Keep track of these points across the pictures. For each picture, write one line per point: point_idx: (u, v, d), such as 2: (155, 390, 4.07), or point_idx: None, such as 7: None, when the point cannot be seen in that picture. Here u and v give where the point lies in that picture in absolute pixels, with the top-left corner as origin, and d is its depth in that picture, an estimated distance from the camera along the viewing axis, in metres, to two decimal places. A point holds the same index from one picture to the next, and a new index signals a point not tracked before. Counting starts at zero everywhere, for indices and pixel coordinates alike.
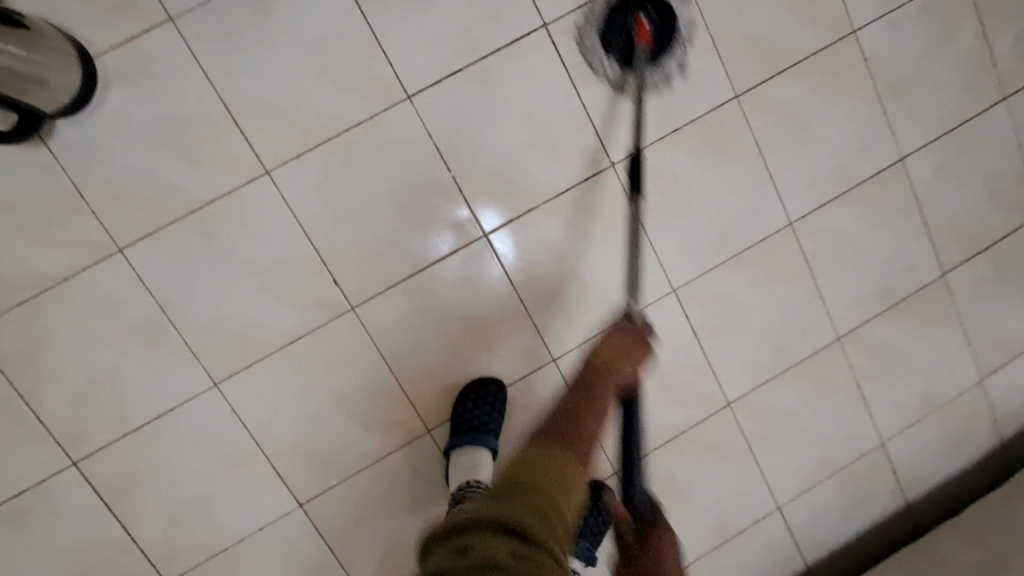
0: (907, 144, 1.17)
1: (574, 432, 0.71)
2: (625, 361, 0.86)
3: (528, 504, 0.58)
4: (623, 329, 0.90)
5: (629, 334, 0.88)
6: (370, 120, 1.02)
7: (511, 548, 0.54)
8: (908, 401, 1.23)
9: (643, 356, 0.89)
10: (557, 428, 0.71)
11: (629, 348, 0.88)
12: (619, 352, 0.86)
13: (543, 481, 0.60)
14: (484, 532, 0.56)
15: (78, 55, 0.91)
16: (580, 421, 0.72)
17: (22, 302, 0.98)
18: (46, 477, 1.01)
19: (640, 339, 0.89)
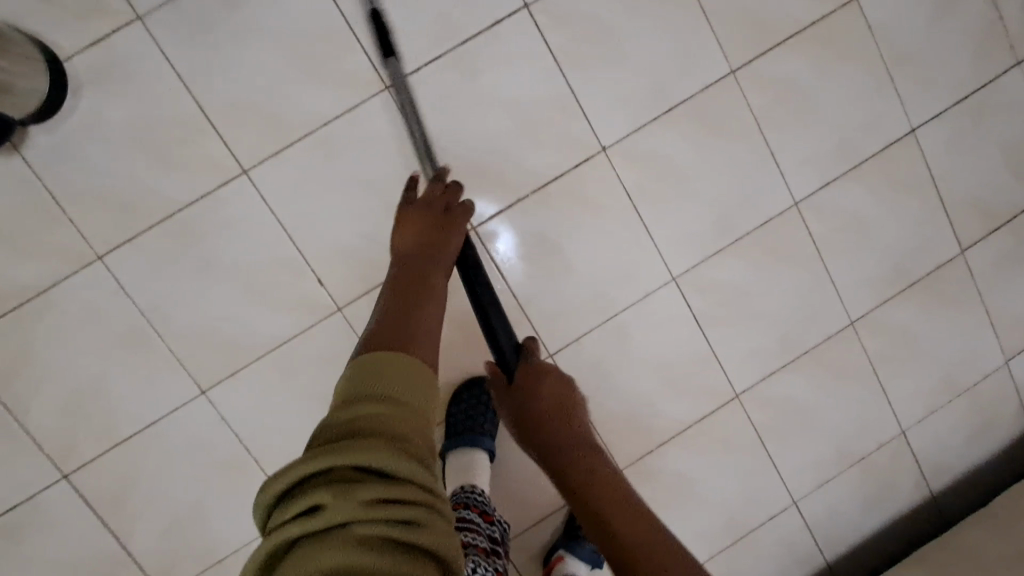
0: (917, 114, 1.11)
1: (395, 335, 0.56)
2: (445, 243, 0.78)
3: (386, 435, 0.44)
4: (430, 209, 0.82)
5: (432, 210, 0.82)
6: (348, 114, 0.98)
7: (376, 492, 0.40)
8: (928, 386, 1.16)
9: (459, 229, 0.80)
10: (377, 336, 0.56)
11: (442, 238, 0.78)
12: (429, 231, 0.79)
13: (389, 392, 0.47)
14: (333, 485, 0.40)
15: (45, 59, 0.89)
16: (412, 321, 0.60)
17: (4, 313, 0.96)
18: (37, 491, 1.00)
19: (445, 203, 0.83)
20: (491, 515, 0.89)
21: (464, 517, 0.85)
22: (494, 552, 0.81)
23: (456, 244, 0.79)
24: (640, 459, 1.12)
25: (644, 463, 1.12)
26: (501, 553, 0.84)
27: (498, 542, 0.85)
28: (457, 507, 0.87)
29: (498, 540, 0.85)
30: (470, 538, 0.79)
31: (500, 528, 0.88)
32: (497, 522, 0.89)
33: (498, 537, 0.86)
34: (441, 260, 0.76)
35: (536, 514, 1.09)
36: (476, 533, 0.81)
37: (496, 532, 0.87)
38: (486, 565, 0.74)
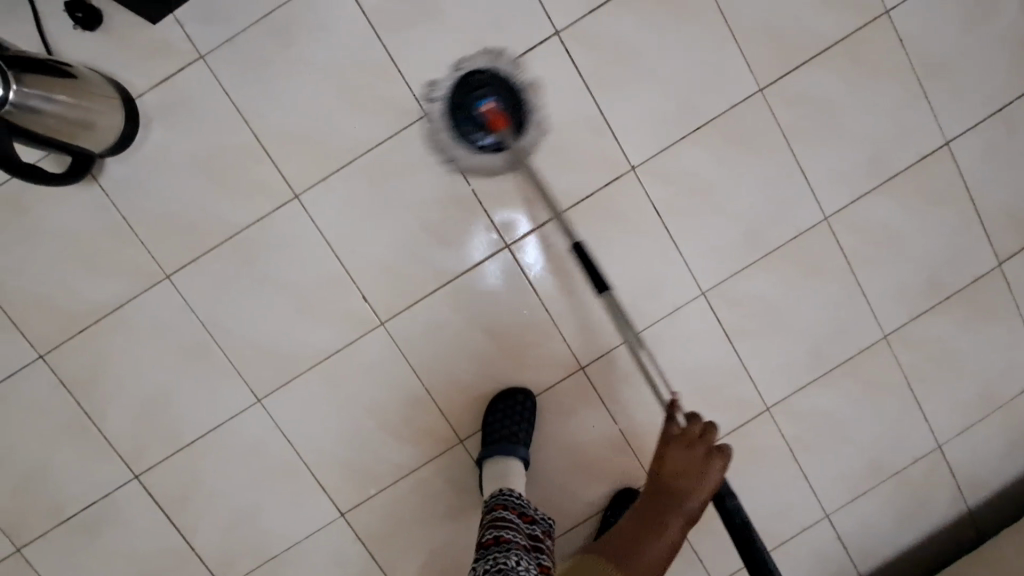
0: (951, 126, 1.10)
1: (622, 540, 0.76)
2: (694, 479, 0.81)
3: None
4: (680, 448, 0.85)
5: (694, 451, 0.84)
6: (389, 140, 1.05)
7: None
8: (965, 400, 1.15)
9: (712, 471, 0.82)
10: (613, 540, 0.77)
11: (695, 475, 0.82)
12: (692, 464, 0.83)
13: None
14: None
15: (120, 97, 0.99)
16: (638, 536, 0.76)
17: (83, 328, 1.06)
18: (112, 489, 1.09)
19: (706, 446, 0.84)
20: (531, 515, 0.96)
21: (505, 518, 0.92)
22: (533, 548, 0.90)
23: (706, 487, 0.81)
24: None
25: None
26: (544, 548, 0.92)
27: (539, 538, 0.93)
28: (498, 510, 0.94)
29: (539, 537, 0.93)
30: (510, 536, 0.87)
31: (540, 526, 0.96)
32: (537, 520, 0.97)
33: (540, 534, 0.94)
34: (685, 488, 0.81)
35: (569, 519, 1.14)
36: (515, 531, 0.89)
37: (536, 530, 0.94)
38: (525, 560, 0.83)
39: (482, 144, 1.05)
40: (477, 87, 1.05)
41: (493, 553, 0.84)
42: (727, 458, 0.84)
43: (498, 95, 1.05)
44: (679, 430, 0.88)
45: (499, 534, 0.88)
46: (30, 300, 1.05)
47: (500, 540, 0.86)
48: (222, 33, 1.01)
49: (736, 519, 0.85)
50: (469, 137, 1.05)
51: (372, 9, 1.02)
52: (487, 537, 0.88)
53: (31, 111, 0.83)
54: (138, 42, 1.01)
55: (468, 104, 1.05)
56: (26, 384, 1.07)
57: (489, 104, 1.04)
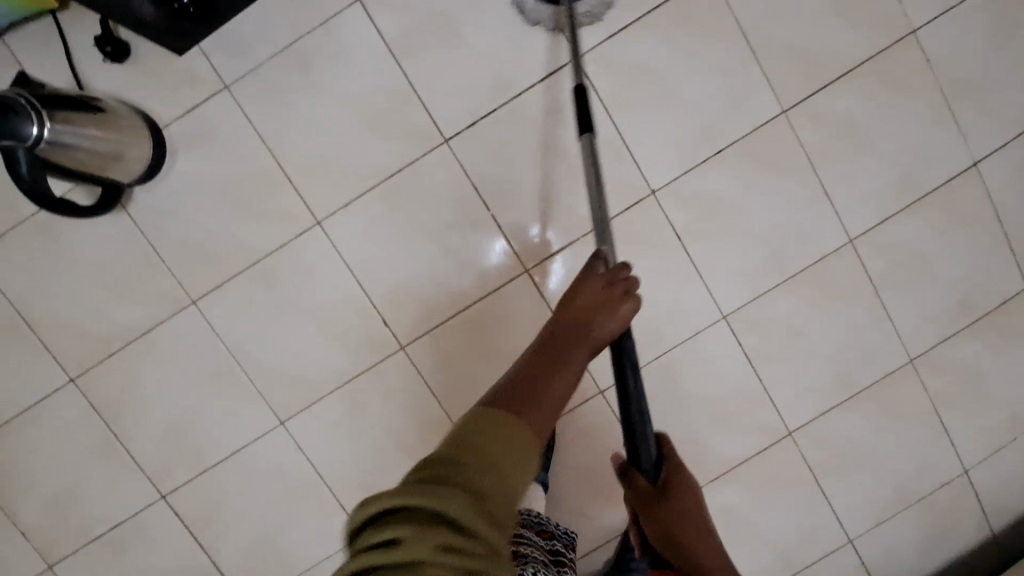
0: (980, 147, 1.08)
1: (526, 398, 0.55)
2: (606, 319, 0.69)
3: (488, 483, 0.45)
4: (598, 287, 0.72)
5: (610, 287, 0.72)
6: (410, 166, 1.05)
7: (446, 542, 0.41)
8: (993, 424, 1.13)
9: (624, 312, 0.70)
10: (507, 394, 0.55)
11: (603, 312, 0.69)
12: (602, 302, 0.70)
13: (492, 453, 0.47)
14: (413, 521, 0.42)
15: (148, 128, 1.01)
16: (541, 387, 0.57)
17: (112, 351, 1.09)
18: (140, 509, 1.12)
19: (623, 288, 0.72)
20: (550, 531, 0.97)
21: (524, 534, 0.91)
22: (553, 563, 0.89)
23: (615, 331, 0.69)
24: None
25: None
26: (565, 562, 0.91)
27: (558, 553, 0.92)
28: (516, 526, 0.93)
29: (560, 552, 0.93)
30: (527, 550, 0.85)
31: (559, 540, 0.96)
32: (556, 535, 0.97)
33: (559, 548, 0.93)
34: (598, 335, 0.67)
35: (590, 543, 1.14)
36: (532, 545, 0.87)
37: (556, 544, 0.94)
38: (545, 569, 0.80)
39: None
40: None
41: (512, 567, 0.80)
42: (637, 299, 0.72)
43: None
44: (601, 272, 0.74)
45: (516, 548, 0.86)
46: (63, 324, 1.08)
47: (518, 554, 0.84)
48: (247, 64, 1.03)
49: (628, 364, 0.70)
50: None
51: (393, 38, 1.03)
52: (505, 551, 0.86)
53: (62, 147, 0.85)
54: (166, 74, 1.03)
55: None
56: (58, 406, 1.10)
57: None
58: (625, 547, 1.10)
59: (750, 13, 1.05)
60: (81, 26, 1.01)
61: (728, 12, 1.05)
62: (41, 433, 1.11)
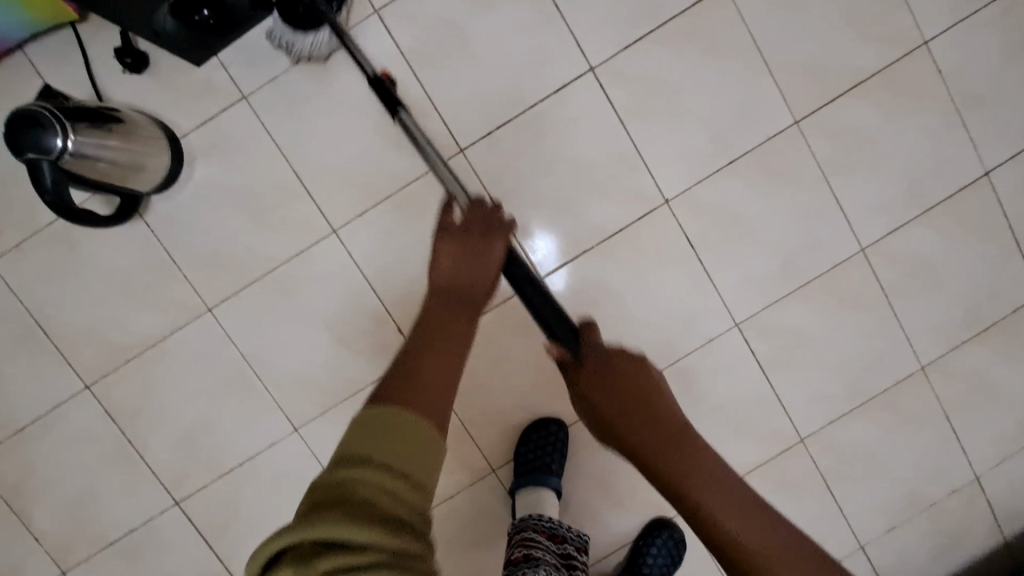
0: (991, 157, 1.09)
1: (415, 383, 0.57)
2: (479, 259, 0.73)
3: (379, 484, 0.48)
4: (463, 233, 0.75)
5: (471, 229, 0.75)
6: (425, 175, 1.06)
7: (336, 562, 0.43)
8: (1004, 431, 1.14)
9: (497, 248, 0.74)
10: (394, 381, 0.57)
11: (479, 252, 0.73)
12: (469, 246, 0.74)
13: (381, 451, 0.50)
14: (299, 557, 0.45)
15: (166, 137, 1.02)
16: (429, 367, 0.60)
17: (128, 359, 1.10)
18: (154, 515, 1.12)
19: (484, 225, 0.76)
20: (563, 535, 0.98)
21: (536, 539, 0.95)
22: (564, 567, 0.93)
23: (495, 268, 0.73)
24: None
25: None
26: (575, 565, 0.95)
27: (571, 556, 0.96)
28: (528, 530, 0.97)
29: (571, 555, 0.96)
30: (539, 554, 0.91)
31: (572, 544, 0.98)
32: (569, 538, 0.99)
33: (572, 551, 0.97)
34: (473, 281, 0.71)
35: (602, 548, 1.15)
36: (544, 549, 0.93)
37: (568, 548, 0.97)
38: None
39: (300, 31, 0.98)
40: None
41: (522, 568, 0.88)
42: (513, 230, 0.77)
43: None
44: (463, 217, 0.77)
45: (528, 551, 0.91)
46: (79, 332, 1.09)
47: (530, 557, 0.90)
48: (265, 75, 1.04)
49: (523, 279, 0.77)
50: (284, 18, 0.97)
51: (410, 50, 1.06)
52: (518, 553, 0.92)
53: (84, 158, 0.86)
54: (185, 85, 1.04)
55: None
56: (74, 413, 1.11)
57: None
58: (638, 550, 1.11)
59: (762, 25, 1.06)
60: (102, 37, 1.03)
61: (741, 23, 1.06)
62: (55, 440, 1.11)
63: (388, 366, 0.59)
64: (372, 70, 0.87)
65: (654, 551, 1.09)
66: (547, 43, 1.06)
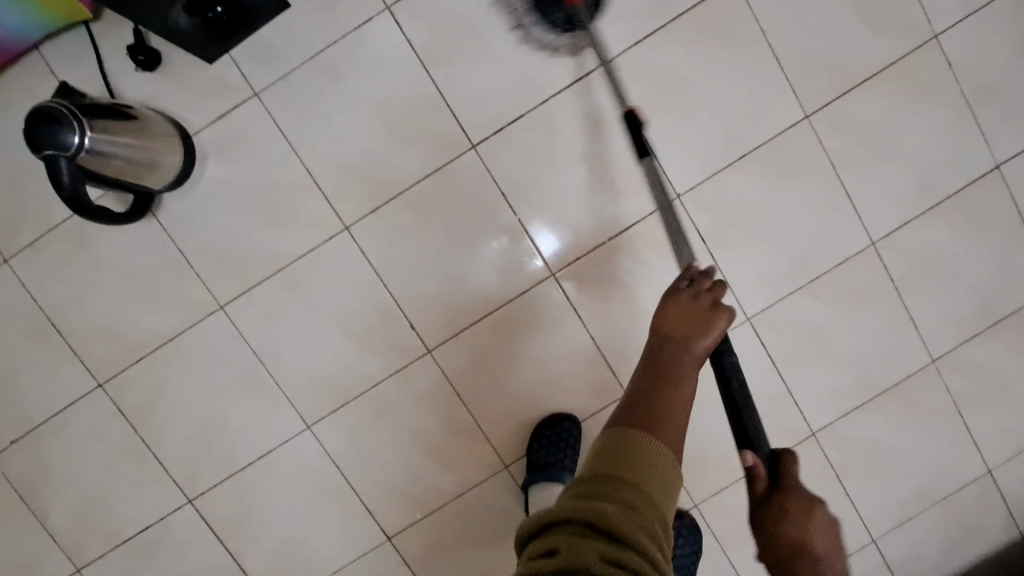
0: (1003, 150, 1.09)
1: (664, 420, 0.57)
2: (702, 328, 0.67)
3: (642, 493, 0.50)
4: (691, 298, 0.71)
5: (700, 300, 0.70)
6: (437, 171, 1.06)
7: (602, 549, 0.46)
8: (1018, 425, 1.13)
9: (721, 323, 0.68)
10: (641, 406, 0.59)
11: (704, 323, 0.68)
12: (696, 313, 0.69)
13: (636, 469, 0.51)
14: (572, 531, 0.48)
15: (179, 135, 1.03)
16: (670, 410, 0.58)
17: (141, 357, 1.10)
18: (167, 513, 1.12)
19: (711, 299, 0.70)
20: None
21: None
22: None
23: (713, 341, 0.67)
24: (716, 493, 1.13)
25: (721, 500, 1.13)
26: None
27: None
28: None
29: None
30: None
31: None
32: None
33: None
34: (697, 346, 0.66)
35: None
36: None
37: None
38: None
39: (555, 21, 1.05)
40: None
41: None
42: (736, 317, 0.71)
43: None
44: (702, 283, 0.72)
45: None
46: (92, 330, 1.09)
47: None
48: (275, 72, 1.04)
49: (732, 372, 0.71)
50: (547, 14, 1.05)
51: (421, 46, 1.04)
52: None
53: (99, 155, 0.87)
54: (197, 82, 1.04)
55: None
56: (87, 411, 1.11)
57: None
58: None
59: (774, 19, 1.06)
60: (114, 35, 1.03)
61: (754, 18, 1.06)
62: (70, 437, 1.11)
63: (634, 390, 0.61)
64: (631, 108, 0.92)
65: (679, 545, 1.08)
66: (561, 39, 1.05)
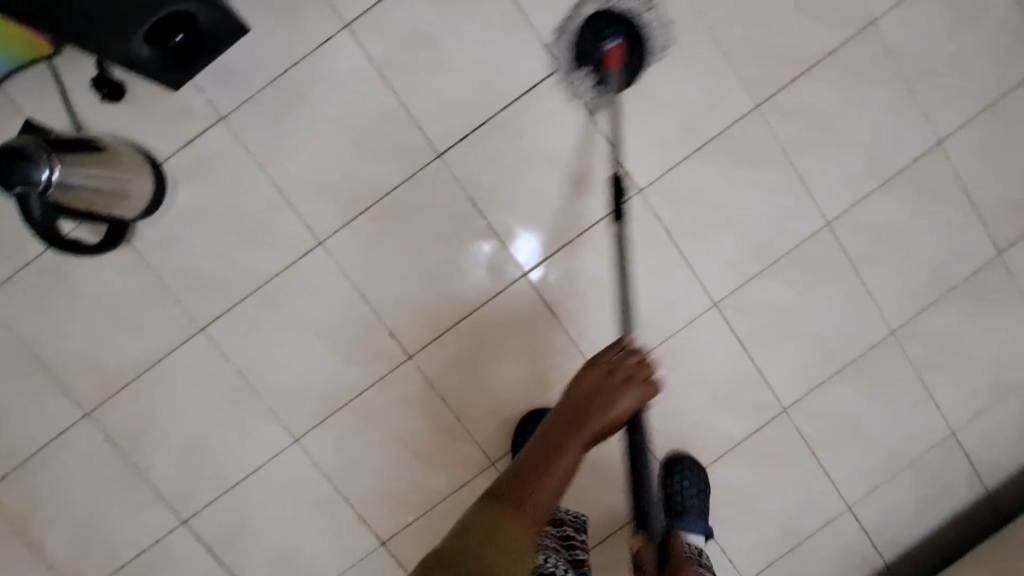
0: (943, 127, 1.15)
1: (534, 492, 0.60)
2: (606, 402, 0.71)
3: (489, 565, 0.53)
4: (602, 371, 0.74)
5: (614, 374, 0.73)
6: (405, 182, 1.09)
7: None
8: (976, 386, 1.19)
9: (625, 399, 0.72)
10: (521, 475, 0.62)
11: (607, 398, 0.71)
12: (604, 387, 0.72)
13: (489, 539, 0.54)
14: None
15: (148, 163, 1.05)
16: (544, 482, 0.62)
17: (125, 384, 1.11)
18: (162, 535, 1.14)
19: (626, 374, 0.74)
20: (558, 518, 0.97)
21: None
22: (565, 548, 0.90)
23: (614, 415, 0.71)
24: None
25: None
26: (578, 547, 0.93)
27: (570, 538, 0.93)
28: None
29: (570, 537, 0.93)
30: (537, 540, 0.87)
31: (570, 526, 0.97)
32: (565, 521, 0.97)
33: (570, 533, 0.94)
34: (596, 417, 0.70)
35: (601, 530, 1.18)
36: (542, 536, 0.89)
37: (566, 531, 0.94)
38: (556, 558, 0.81)
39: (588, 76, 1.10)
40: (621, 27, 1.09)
41: None
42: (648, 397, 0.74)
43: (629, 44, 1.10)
44: (618, 356, 0.76)
45: None
46: (74, 361, 1.11)
47: None
48: (239, 94, 1.06)
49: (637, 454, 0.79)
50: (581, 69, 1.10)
51: (381, 61, 1.07)
52: None
53: (68, 189, 0.89)
54: (162, 109, 1.06)
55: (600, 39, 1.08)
56: (75, 441, 1.12)
57: (615, 43, 1.07)
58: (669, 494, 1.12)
59: (720, 15, 1.11)
60: (76, 68, 1.04)
61: (700, 17, 1.11)
62: (59, 468, 1.13)
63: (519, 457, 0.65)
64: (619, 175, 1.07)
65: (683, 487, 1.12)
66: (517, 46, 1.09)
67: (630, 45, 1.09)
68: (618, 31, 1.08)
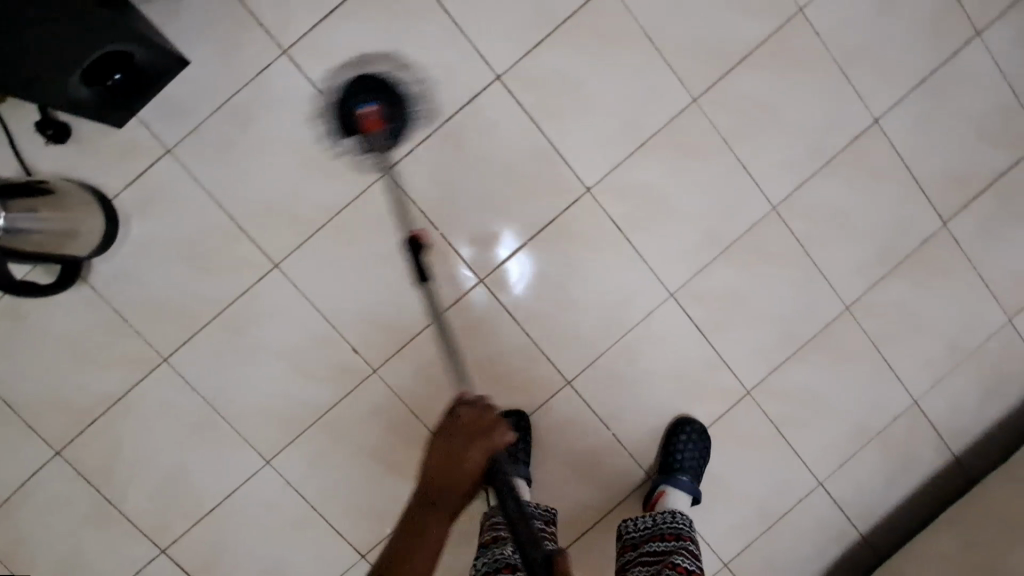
0: (878, 105, 1.18)
1: None
2: (450, 477, 0.70)
3: None
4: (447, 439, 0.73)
5: (455, 440, 0.73)
6: (356, 199, 1.11)
7: None
8: (934, 354, 1.22)
9: (470, 464, 0.71)
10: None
11: (449, 471, 0.71)
12: (448, 460, 0.71)
13: None
14: None
15: (96, 199, 1.06)
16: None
17: (94, 420, 1.12)
18: (142, 566, 1.15)
19: (469, 435, 0.73)
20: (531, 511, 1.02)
21: None
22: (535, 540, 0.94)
23: (463, 484, 0.70)
24: None
25: None
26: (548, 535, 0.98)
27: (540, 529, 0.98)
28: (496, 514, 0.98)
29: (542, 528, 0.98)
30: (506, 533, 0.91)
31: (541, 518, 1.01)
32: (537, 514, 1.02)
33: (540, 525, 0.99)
34: (442, 494, 0.70)
35: (578, 526, 1.21)
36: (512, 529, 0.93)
37: (537, 523, 0.99)
38: None
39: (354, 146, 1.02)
40: (372, 90, 0.98)
41: (492, 550, 0.88)
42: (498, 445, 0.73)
43: (387, 104, 0.97)
44: (463, 420, 0.75)
45: (496, 533, 0.92)
46: (41, 401, 1.11)
47: (497, 538, 0.90)
48: (185, 126, 1.08)
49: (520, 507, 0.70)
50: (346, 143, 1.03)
51: (322, 82, 1.09)
52: (486, 537, 0.92)
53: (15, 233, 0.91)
54: (109, 146, 1.08)
55: (350, 106, 0.97)
56: (47, 481, 1.13)
57: (368, 108, 0.95)
58: (668, 450, 1.16)
59: (651, 13, 1.13)
60: (20, 113, 1.06)
61: (632, 16, 1.13)
62: (33, 509, 1.13)
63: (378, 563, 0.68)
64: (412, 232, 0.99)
65: (682, 451, 1.15)
66: (454, 59, 1.11)
67: (388, 104, 0.97)
68: (374, 94, 0.96)
